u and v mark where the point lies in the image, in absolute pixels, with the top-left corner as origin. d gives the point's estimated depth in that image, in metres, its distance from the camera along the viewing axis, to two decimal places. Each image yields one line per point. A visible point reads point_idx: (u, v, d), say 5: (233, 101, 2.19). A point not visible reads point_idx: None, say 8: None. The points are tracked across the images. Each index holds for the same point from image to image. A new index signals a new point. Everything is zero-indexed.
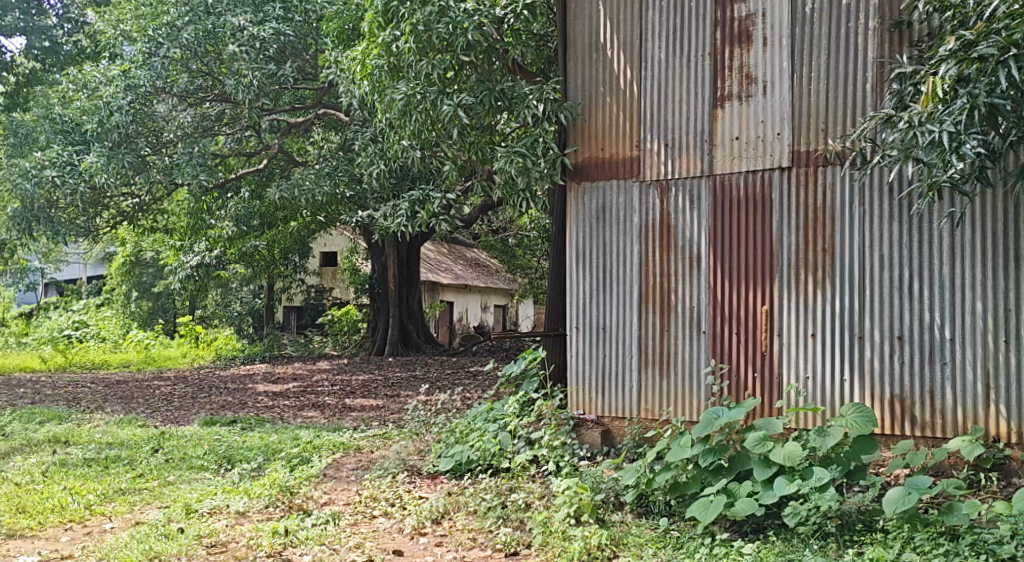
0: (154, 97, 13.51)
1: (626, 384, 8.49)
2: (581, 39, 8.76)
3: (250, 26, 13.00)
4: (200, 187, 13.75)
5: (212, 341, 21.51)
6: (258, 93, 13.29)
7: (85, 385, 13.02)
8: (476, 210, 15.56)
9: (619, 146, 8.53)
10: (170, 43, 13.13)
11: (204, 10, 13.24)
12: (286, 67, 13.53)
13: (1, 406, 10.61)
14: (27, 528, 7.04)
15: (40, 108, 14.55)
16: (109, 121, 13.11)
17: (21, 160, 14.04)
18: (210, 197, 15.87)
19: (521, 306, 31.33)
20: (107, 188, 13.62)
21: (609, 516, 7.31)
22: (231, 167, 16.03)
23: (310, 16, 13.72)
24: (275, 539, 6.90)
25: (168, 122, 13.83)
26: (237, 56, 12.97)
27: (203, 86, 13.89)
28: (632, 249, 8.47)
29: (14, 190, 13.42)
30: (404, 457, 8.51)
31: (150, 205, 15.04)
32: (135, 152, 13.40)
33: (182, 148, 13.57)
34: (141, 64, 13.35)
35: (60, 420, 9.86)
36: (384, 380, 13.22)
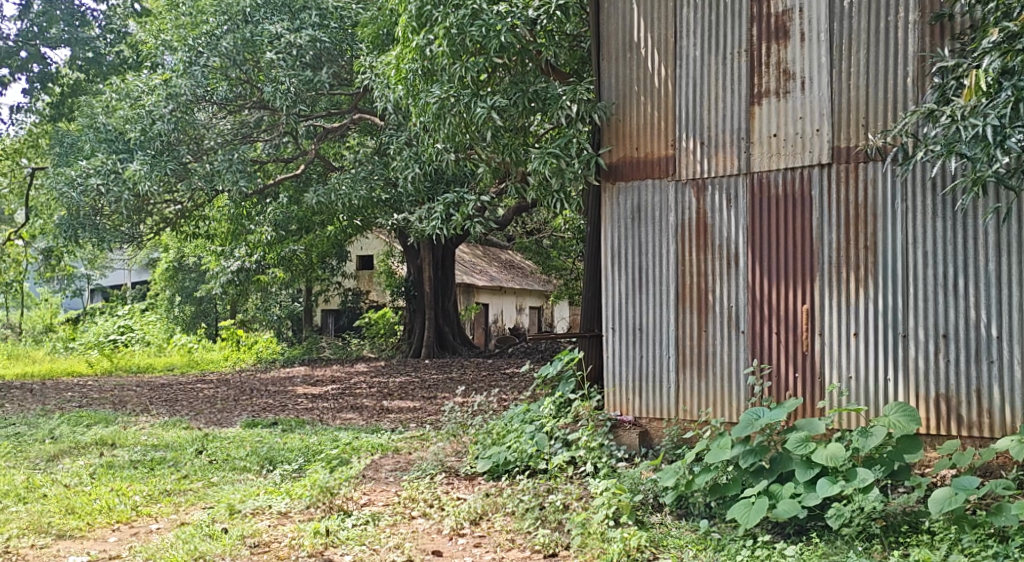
0: (196, 105, 13.67)
1: (664, 384, 8.44)
2: (614, 38, 8.71)
3: (287, 34, 13.23)
4: (240, 193, 13.90)
5: (254, 345, 21.79)
6: (298, 100, 13.44)
7: (130, 389, 13.27)
8: (510, 211, 15.60)
9: (654, 145, 8.48)
10: (210, 52, 13.42)
11: (242, 18, 13.50)
12: (322, 73, 13.68)
13: (48, 410, 10.86)
14: (77, 529, 7.22)
15: (85, 118, 14.89)
16: (151, 129, 13.25)
17: (67, 169, 14.32)
18: (249, 203, 16.08)
19: (556, 307, 31.35)
20: (150, 196, 13.82)
21: (648, 517, 7.30)
22: (270, 173, 16.27)
23: (345, 21, 14.03)
24: (316, 539, 6.98)
25: (209, 129, 13.99)
26: (274, 64, 13.28)
27: (242, 94, 14.13)
28: (668, 248, 8.41)
29: (60, 199, 13.64)
30: (442, 458, 8.56)
31: (192, 212, 15.30)
32: (177, 158, 13.49)
33: (222, 155, 13.61)
34: (182, 73, 13.52)
35: (106, 422, 10.08)
36: (419, 383, 13.32)
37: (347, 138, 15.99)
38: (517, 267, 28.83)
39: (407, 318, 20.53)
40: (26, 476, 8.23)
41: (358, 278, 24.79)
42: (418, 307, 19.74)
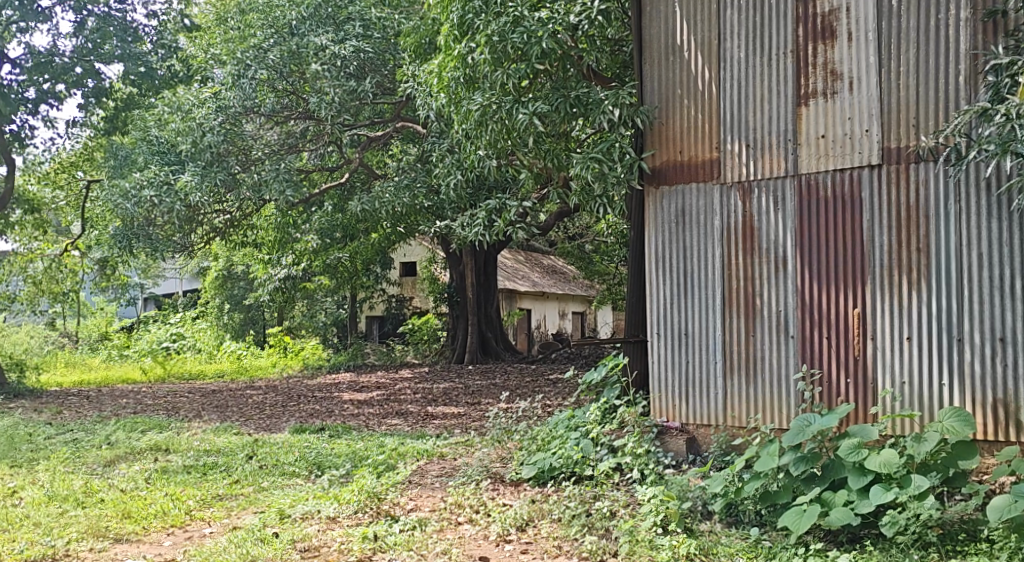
0: (245, 117, 13.96)
1: (711, 390, 8.33)
2: (656, 41, 8.62)
3: (331, 45, 13.28)
4: (287, 203, 14.10)
5: (299, 352, 22.25)
6: (341, 109, 13.61)
7: (183, 395, 13.54)
8: (552, 217, 15.52)
9: (699, 148, 8.39)
10: (257, 65, 13.60)
11: (289, 31, 13.66)
12: (365, 83, 13.64)
13: (104, 416, 11.14)
14: (133, 533, 7.39)
15: (139, 131, 15.24)
16: (202, 141, 13.55)
17: (121, 182, 14.62)
18: (295, 212, 16.30)
19: (600, 314, 31.22)
20: (202, 206, 14.06)
21: (697, 525, 7.18)
22: (315, 182, 16.34)
23: (387, 31, 13.97)
24: (364, 545, 7.06)
25: (256, 140, 14.23)
26: (319, 75, 13.33)
27: (288, 106, 14.27)
28: (714, 252, 8.32)
29: (116, 211, 13.89)
30: (487, 464, 8.55)
31: (241, 221, 15.57)
32: (226, 169, 13.71)
33: (269, 165, 13.92)
34: (231, 85, 13.82)
35: (160, 428, 10.31)
36: (463, 388, 13.34)
37: (390, 147, 16.08)
38: (559, 273, 28.70)
39: (451, 324, 20.56)
40: (85, 480, 8.44)
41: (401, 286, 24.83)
42: (461, 313, 19.81)
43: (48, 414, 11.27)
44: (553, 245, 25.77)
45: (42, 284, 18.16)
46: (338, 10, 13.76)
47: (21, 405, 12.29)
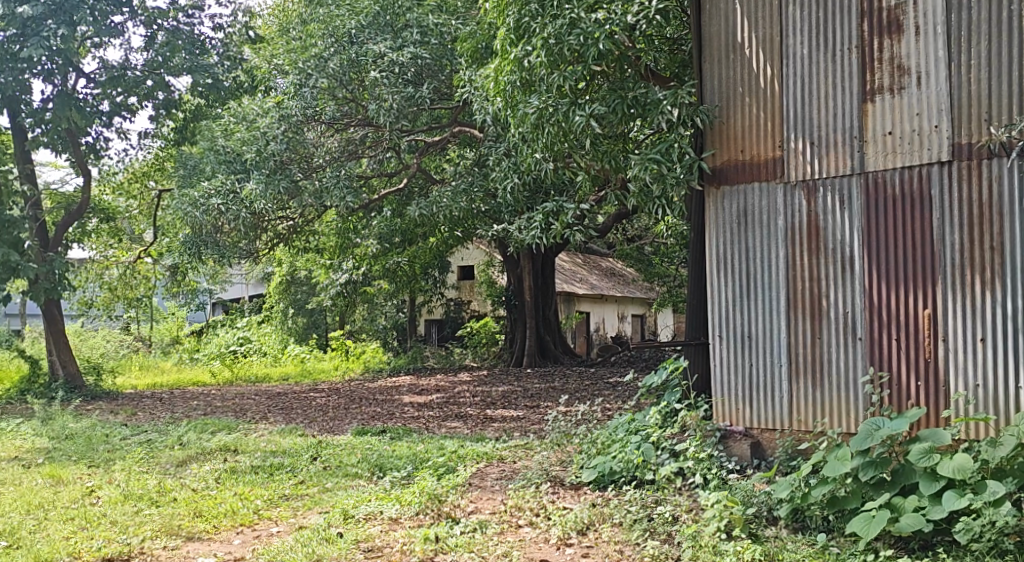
0: (306, 126, 14.18)
1: (777, 393, 8.18)
2: (716, 39, 8.50)
3: (390, 52, 13.33)
4: (347, 209, 14.27)
5: (360, 354, 22.61)
6: (400, 116, 13.60)
7: (249, 397, 13.84)
8: (610, 219, 15.39)
9: (761, 147, 8.24)
10: (318, 74, 13.80)
11: (348, 40, 13.76)
12: (423, 89, 13.71)
13: (177, 418, 11.47)
14: (204, 531, 7.60)
15: (207, 141, 15.61)
16: (266, 149, 13.95)
17: (190, 191, 14.99)
18: (355, 217, 16.51)
19: (660, 316, 30.91)
20: (266, 213, 14.35)
21: (763, 530, 7.06)
22: (374, 189, 16.66)
23: (445, 37, 13.84)
24: (426, 545, 7.13)
25: (317, 148, 14.39)
26: (378, 81, 13.41)
27: (348, 113, 14.41)
28: (778, 253, 8.16)
29: (185, 219, 14.27)
30: (547, 468, 8.55)
31: (303, 227, 15.87)
32: (290, 177, 14.06)
33: (330, 172, 14.12)
34: (294, 95, 14.09)
35: (229, 430, 10.59)
36: (521, 392, 13.35)
37: (446, 152, 16.14)
38: (618, 276, 28.47)
39: (510, 326, 20.67)
40: (158, 480, 8.72)
41: (461, 289, 24.93)
42: (520, 316, 19.89)
43: (123, 415, 11.65)
44: (612, 247, 25.60)
45: (117, 289, 18.76)
46: (396, 17, 13.83)
47: (98, 407, 12.73)
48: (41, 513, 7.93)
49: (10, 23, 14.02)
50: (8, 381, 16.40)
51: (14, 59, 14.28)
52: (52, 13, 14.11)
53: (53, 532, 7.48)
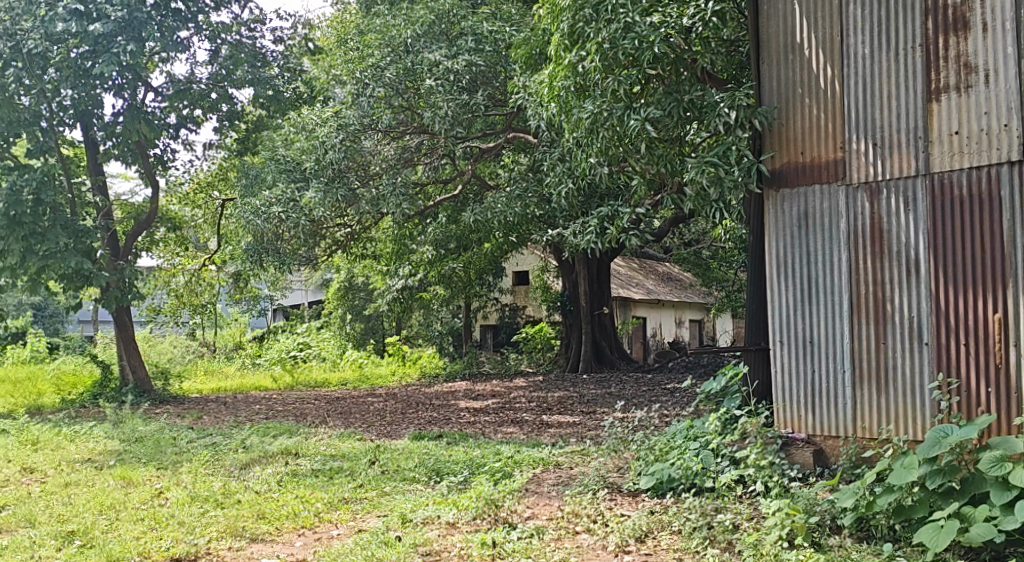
0: (364, 134, 14.35)
1: (840, 400, 8.00)
2: (774, 40, 8.36)
3: (445, 60, 13.33)
4: (404, 216, 14.43)
5: (417, 360, 22.81)
6: (454, 123, 13.69)
7: (310, 402, 14.07)
8: (666, 222, 15.27)
9: (821, 149, 8.07)
10: (375, 83, 13.92)
11: (405, 48, 13.88)
12: (478, 96, 13.66)
13: (240, 422, 11.71)
14: (267, 533, 7.74)
15: (267, 151, 15.91)
16: (324, 158, 14.13)
17: (252, 200, 15.28)
18: (411, 223, 16.68)
19: (720, 321, 30.55)
20: (325, 220, 14.62)
21: (826, 539, 6.91)
22: (430, 195, 17.06)
23: (500, 44, 13.55)
24: (484, 551, 7.16)
25: (374, 156, 14.53)
26: (433, 90, 13.49)
27: (404, 121, 14.46)
28: (840, 257, 7.99)
29: (247, 227, 14.61)
30: (604, 474, 8.52)
31: (361, 233, 16.09)
32: (348, 186, 14.27)
33: (387, 180, 14.30)
34: (351, 104, 14.25)
35: (290, 433, 10.79)
36: (578, 397, 13.31)
37: (500, 158, 16.20)
38: (675, 281, 28.20)
39: (564, 332, 20.61)
40: (223, 482, 8.93)
41: (516, 294, 24.96)
42: (575, 321, 19.88)
43: (190, 419, 11.93)
44: (669, 252, 25.40)
45: (183, 296, 19.15)
46: (452, 26, 13.80)
47: (166, 411, 13.06)
48: (113, 513, 8.18)
49: (82, 40, 14.39)
50: (82, 385, 16.95)
51: (86, 75, 14.69)
52: (121, 30, 14.45)
53: (124, 533, 7.70)
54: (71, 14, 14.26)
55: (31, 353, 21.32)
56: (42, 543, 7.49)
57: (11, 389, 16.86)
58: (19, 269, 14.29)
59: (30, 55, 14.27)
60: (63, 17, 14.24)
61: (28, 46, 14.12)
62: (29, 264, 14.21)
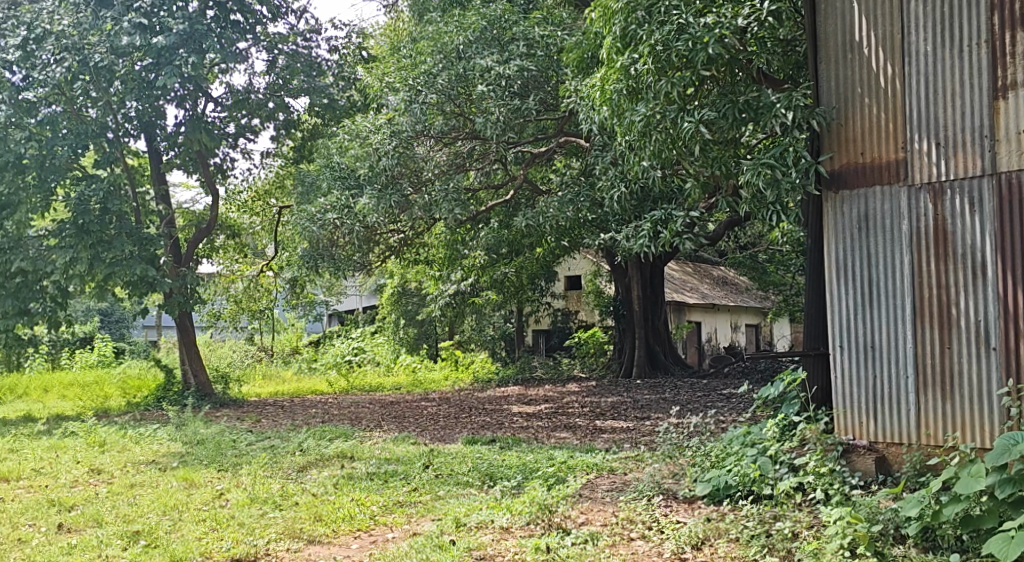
0: (416, 140, 14.45)
1: (904, 407, 7.78)
2: (832, 39, 8.17)
3: (496, 66, 13.34)
4: (456, 220, 14.46)
5: (470, 364, 22.86)
6: (506, 128, 13.64)
7: (364, 406, 14.22)
8: (721, 225, 15.06)
9: (882, 149, 7.87)
10: (428, 89, 14.03)
11: (456, 55, 13.89)
12: (530, 100, 13.63)
13: (297, 425, 11.90)
14: (324, 535, 7.83)
15: (322, 158, 16.10)
16: (378, 165, 14.32)
17: (308, 207, 15.49)
18: (463, 228, 16.78)
19: (777, 326, 30.08)
20: (379, 226, 14.78)
21: (890, 549, 6.69)
22: (482, 201, 17.13)
23: (552, 48, 13.60)
24: (537, 555, 7.13)
25: (427, 161, 14.56)
26: (485, 95, 13.48)
27: (455, 127, 14.57)
28: (903, 259, 7.77)
29: (303, 233, 14.87)
30: (659, 480, 8.42)
31: (413, 238, 16.23)
32: (401, 192, 14.42)
33: (439, 185, 14.37)
34: (404, 111, 14.33)
35: (346, 437, 10.91)
36: (631, 403, 13.21)
37: (552, 162, 16.16)
38: (730, 285, 27.78)
39: (618, 336, 20.48)
40: (281, 484, 9.07)
41: (570, 298, 24.88)
42: (629, 325, 19.70)
43: (249, 422, 12.16)
44: (723, 256, 25.07)
45: (243, 301, 19.68)
46: (503, 31, 13.83)
47: (225, 414, 13.29)
48: (177, 514, 8.36)
49: (147, 53, 14.74)
50: (146, 388, 17.39)
51: (150, 87, 15.08)
52: (183, 43, 14.77)
53: (187, 533, 7.86)
54: (135, 27, 14.64)
55: (99, 356, 21.95)
56: (109, 542, 7.68)
57: (79, 392, 17.38)
58: (86, 277, 14.69)
59: (96, 69, 14.62)
60: (128, 31, 14.61)
61: (95, 60, 14.49)
62: (96, 271, 14.57)
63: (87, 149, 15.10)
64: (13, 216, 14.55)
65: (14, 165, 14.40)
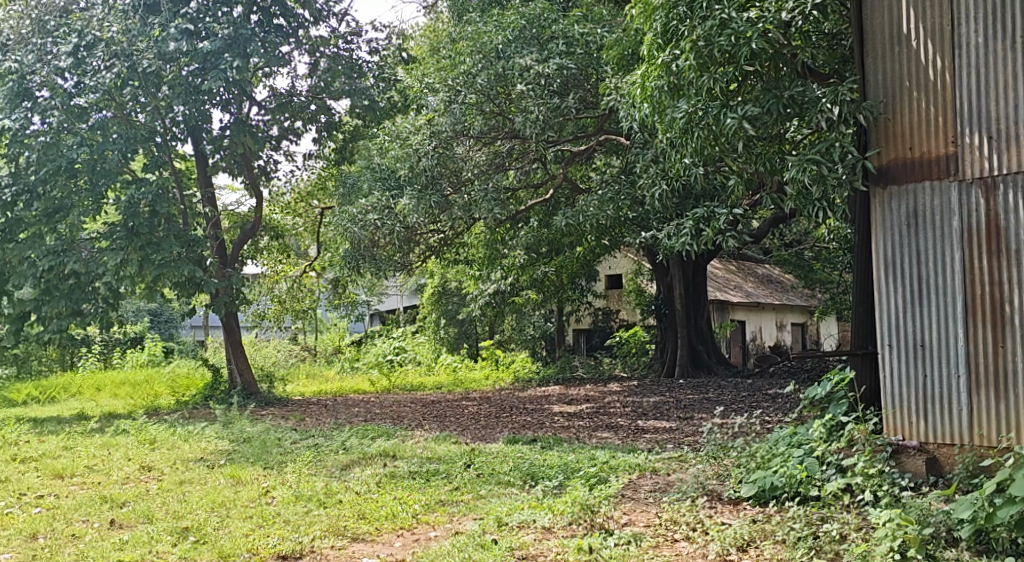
0: (456, 140, 14.47)
1: (956, 406, 7.58)
2: (879, 32, 7.96)
3: (535, 65, 13.29)
4: (496, 220, 14.46)
5: (510, 364, 22.86)
6: (545, 127, 13.49)
7: (406, 405, 14.30)
8: (764, 223, 14.87)
9: (932, 144, 7.67)
10: (467, 89, 14.05)
11: (495, 55, 13.84)
12: (569, 99, 13.54)
13: (341, 424, 12.00)
14: (368, 533, 7.89)
15: (363, 159, 16.23)
16: (418, 166, 14.38)
17: (348, 207, 15.62)
18: (503, 228, 16.79)
19: (825, 325, 29.57)
20: (419, 226, 14.83)
21: (942, 552, 6.51)
22: (522, 200, 17.14)
23: (591, 46, 13.53)
24: (580, 556, 7.07)
25: (466, 162, 14.70)
26: (524, 94, 13.41)
27: (495, 127, 14.60)
28: (954, 255, 7.56)
29: (345, 234, 15.02)
30: (703, 481, 8.31)
31: (453, 238, 16.29)
32: (440, 192, 14.45)
33: (479, 186, 14.39)
34: (443, 111, 14.29)
35: (388, 436, 10.99)
36: (675, 403, 13.09)
37: (592, 161, 16.08)
38: (776, 283, 27.42)
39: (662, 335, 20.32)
40: (325, 482, 9.16)
41: (610, 298, 24.78)
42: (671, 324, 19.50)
43: (294, 421, 12.31)
44: (769, 254, 24.79)
45: (286, 301, 19.83)
46: (542, 30, 13.73)
47: (271, 413, 13.45)
48: (224, 511, 8.48)
49: (192, 58, 15.05)
50: (195, 387, 17.69)
51: (197, 91, 15.21)
52: (228, 47, 15.14)
53: (235, 529, 7.98)
54: (182, 33, 14.91)
55: (150, 356, 22.38)
56: (159, 537, 7.81)
57: (131, 391, 17.75)
58: (136, 279, 14.99)
59: (144, 74, 14.92)
60: (175, 37, 14.89)
61: (143, 65, 14.74)
62: (145, 273, 14.86)
63: (136, 154, 15.39)
64: (66, 219, 14.80)
65: (66, 169, 14.64)
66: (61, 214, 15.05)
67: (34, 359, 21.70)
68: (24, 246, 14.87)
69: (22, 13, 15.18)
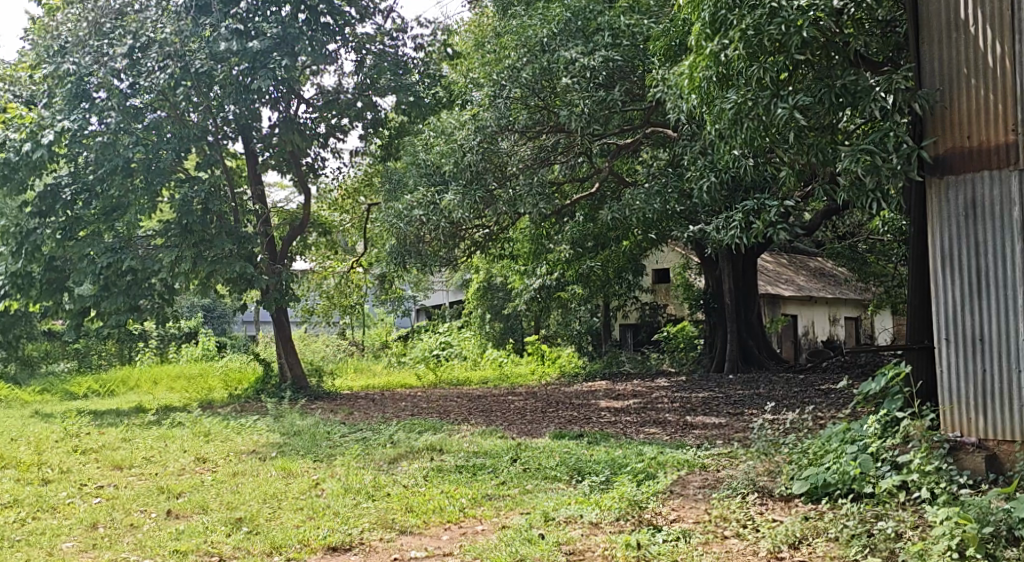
0: (500, 135, 14.46)
1: (1018, 401, 7.35)
2: (936, 18, 7.72)
3: (581, 58, 13.20)
4: (541, 215, 14.44)
5: (556, 358, 22.82)
6: (591, 119, 13.58)
7: (452, 400, 14.36)
8: (814, 215, 14.62)
9: (991, 132, 7.45)
10: (512, 84, 14.03)
11: (541, 48, 13.74)
12: (615, 92, 13.45)
13: (388, 418, 12.08)
14: (415, 526, 7.92)
15: (409, 155, 16.33)
16: (463, 160, 14.41)
17: (395, 203, 15.74)
18: (549, 222, 16.77)
19: (878, 319, 29.02)
20: (465, 221, 14.86)
21: (1002, 552, 6.31)
22: (566, 194, 17.08)
23: (637, 38, 13.41)
24: (628, 552, 7.00)
25: (511, 156, 14.64)
26: (569, 88, 13.39)
27: (541, 121, 14.49)
28: (1016, 247, 7.33)
29: (392, 230, 15.28)
30: (753, 477, 8.17)
31: (499, 234, 16.31)
32: (485, 187, 14.45)
33: (524, 180, 14.39)
34: (488, 106, 14.36)
35: (434, 430, 11.05)
36: (725, 398, 12.93)
37: (639, 154, 15.95)
38: (830, 275, 26.96)
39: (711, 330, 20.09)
40: (373, 476, 9.24)
41: (658, 292, 24.68)
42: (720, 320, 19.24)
43: (342, 415, 12.44)
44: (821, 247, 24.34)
45: (334, 297, 20.09)
46: (588, 22, 13.60)
47: (320, 407, 13.62)
48: (276, 502, 8.60)
49: (242, 57, 15.15)
50: (248, 380, 17.98)
51: (245, 91, 15.42)
52: (276, 46, 15.32)
53: (286, 521, 8.07)
54: (232, 33, 15.23)
55: (205, 351, 22.83)
56: (214, 528, 7.94)
57: (187, 385, 18.12)
58: (191, 275, 15.30)
59: (197, 75, 15.17)
60: (226, 37, 15.19)
61: (195, 65, 15.02)
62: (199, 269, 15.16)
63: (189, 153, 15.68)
64: (124, 217, 15.16)
65: (123, 169, 14.89)
66: (118, 212, 15.45)
67: (95, 354, 22.32)
68: (83, 245, 15.27)
69: (80, 16, 15.51)
